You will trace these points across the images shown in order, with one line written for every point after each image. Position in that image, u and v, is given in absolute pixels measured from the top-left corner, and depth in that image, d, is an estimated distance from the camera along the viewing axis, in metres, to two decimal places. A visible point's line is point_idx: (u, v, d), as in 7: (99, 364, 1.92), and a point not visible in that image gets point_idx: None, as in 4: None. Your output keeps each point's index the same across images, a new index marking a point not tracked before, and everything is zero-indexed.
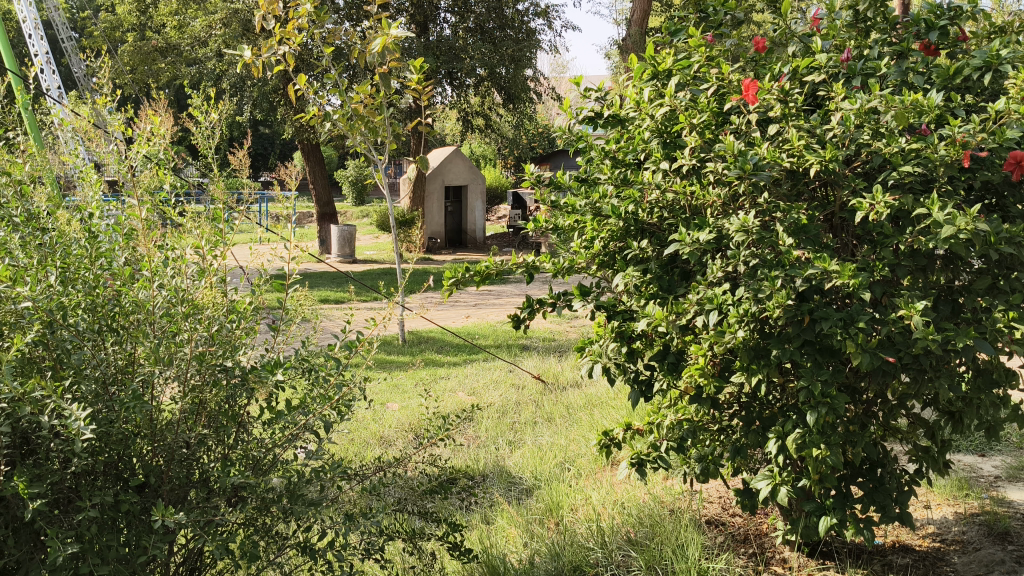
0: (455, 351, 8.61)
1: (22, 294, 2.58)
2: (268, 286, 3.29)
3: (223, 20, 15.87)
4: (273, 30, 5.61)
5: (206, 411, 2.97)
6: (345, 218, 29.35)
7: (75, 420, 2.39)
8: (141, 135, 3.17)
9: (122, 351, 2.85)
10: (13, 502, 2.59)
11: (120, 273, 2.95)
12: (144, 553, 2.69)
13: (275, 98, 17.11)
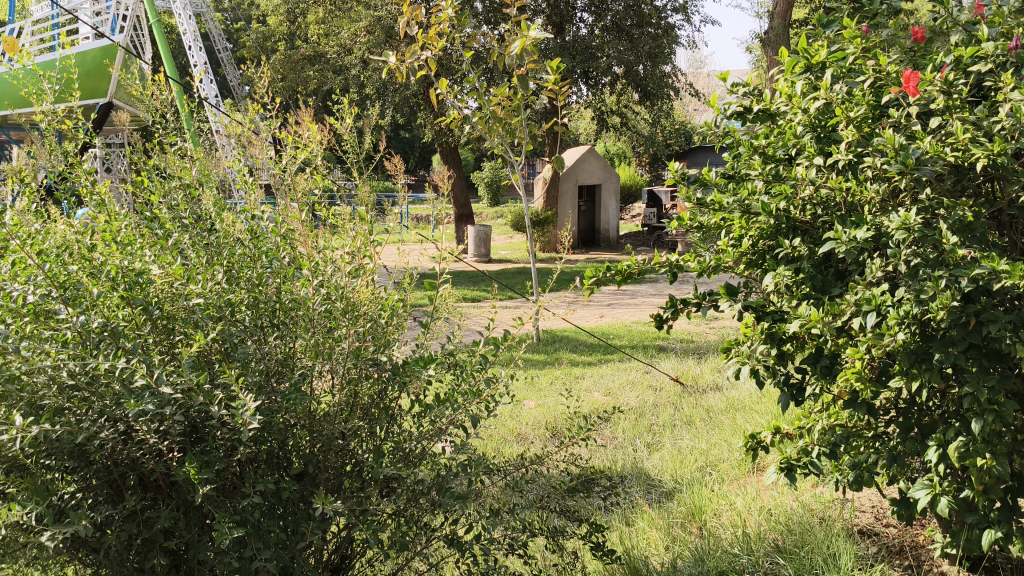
0: (590, 351, 8.61)
1: (195, 291, 2.78)
2: (415, 285, 3.37)
3: (367, 28, 16.45)
4: (416, 34, 5.65)
5: (360, 405, 3.08)
6: (481, 219, 29.83)
7: (244, 410, 2.50)
8: (298, 140, 3.31)
9: (281, 346, 2.99)
10: (185, 487, 2.74)
11: (281, 272, 3.09)
12: (302, 540, 2.81)
13: (415, 102, 17.55)
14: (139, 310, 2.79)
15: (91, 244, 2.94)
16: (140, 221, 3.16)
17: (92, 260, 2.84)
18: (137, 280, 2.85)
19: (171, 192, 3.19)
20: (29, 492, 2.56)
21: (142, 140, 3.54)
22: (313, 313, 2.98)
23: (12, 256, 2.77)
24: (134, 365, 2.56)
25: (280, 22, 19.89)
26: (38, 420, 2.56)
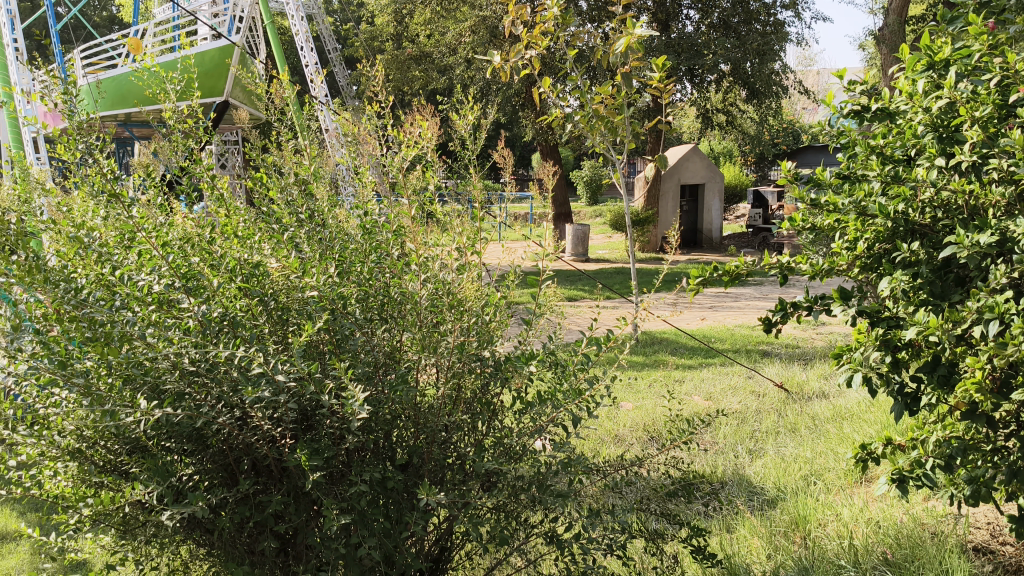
0: (691, 354, 8.51)
1: (310, 284, 2.91)
2: (518, 282, 3.38)
3: (472, 28, 16.70)
4: (521, 34, 5.58)
5: (464, 399, 3.12)
6: (580, 218, 29.79)
7: (354, 400, 2.57)
8: (409, 138, 3.35)
9: (388, 340, 3.05)
10: (296, 473, 2.85)
11: (391, 266, 3.17)
12: (406, 530, 2.87)
13: (518, 101, 17.66)
14: (255, 301, 2.92)
15: (212, 237, 3.08)
16: (258, 215, 3.27)
17: (214, 252, 2.99)
18: (254, 271, 2.97)
19: (288, 189, 3.24)
20: (149, 473, 2.69)
21: (260, 138, 3.67)
22: (420, 308, 3.03)
23: (138, 248, 2.93)
24: (252, 353, 2.67)
25: (387, 23, 20.28)
26: (161, 403, 2.70)
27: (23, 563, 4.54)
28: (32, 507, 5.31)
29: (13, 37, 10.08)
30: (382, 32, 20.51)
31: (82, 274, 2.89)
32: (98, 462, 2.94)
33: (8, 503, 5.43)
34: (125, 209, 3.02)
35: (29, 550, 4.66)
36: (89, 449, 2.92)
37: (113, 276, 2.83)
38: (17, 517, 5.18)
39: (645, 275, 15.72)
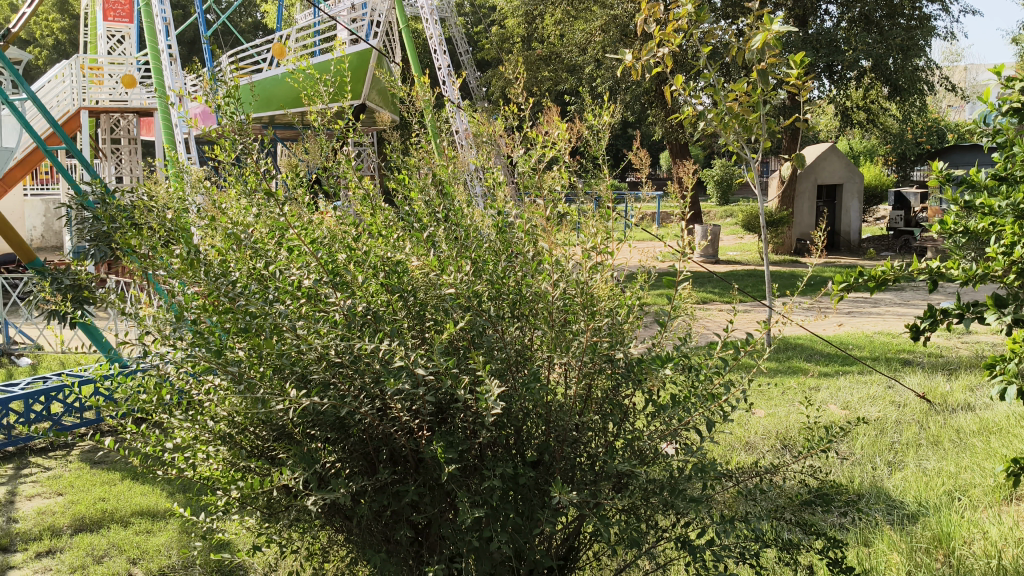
0: (826, 361, 8.23)
1: (448, 282, 2.95)
2: (652, 283, 3.36)
3: (603, 27, 16.65)
4: (653, 32, 5.43)
5: (595, 399, 3.13)
6: (708, 218, 29.21)
7: (489, 395, 2.62)
8: (545, 137, 3.33)
9: (520, 338, 3.09)
10: (432, 464, 2.95)
11: (525, 265, 3.21)
12: (537, 526, 2.92)
13: (648, 99, 17.51)
14: (396, 296, 3.04)
15: (357, 235, 3.21)
16: (399, 215, 3.38)
17: (358, 249, 3.10)
18: (395, 268, 3.10)
19: (427, 188, 3.34)
20: (296, 458, 2.85)
21: (400, 139, 3.80)
22: (553, 307, 3.05)
23: (288, 244, 3.11)
24: (392, 347, 2.78)
25: (518, 24, 20.45)
26: (308, 391, 2.86)
27: (173, 541, 4.81)
28: (182, 488, 5.63)
29: (168, 43, 10.71)
30: (510, 33, 20.68)
31: (237, 269, 3.07)
32: (247, 447, 3.12)
33: (160, 483, 5.76)
34: (276, 208, 3.22)
35: (179, 529, 4.93)
36: (238, 435, 3.09)
37: (265, 270, 3.01)
38: (168, 497, 5.49)
39: (784, 278, 15.29)
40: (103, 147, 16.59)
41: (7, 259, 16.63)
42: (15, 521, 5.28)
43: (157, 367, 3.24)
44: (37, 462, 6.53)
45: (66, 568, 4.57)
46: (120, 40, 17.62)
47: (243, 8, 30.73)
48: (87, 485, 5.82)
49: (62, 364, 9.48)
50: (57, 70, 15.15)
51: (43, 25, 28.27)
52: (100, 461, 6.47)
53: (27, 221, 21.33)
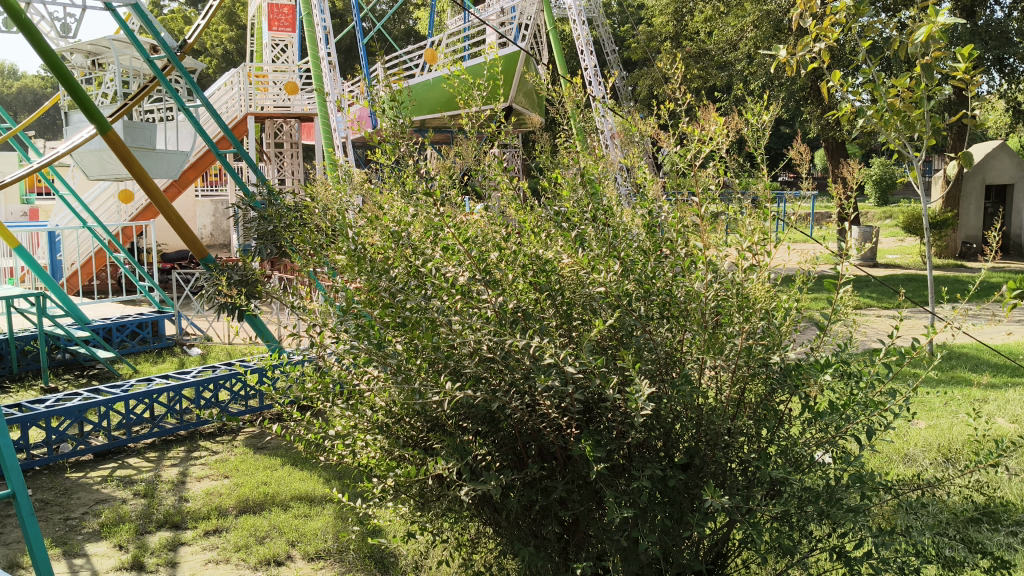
0: (995, 371, 7.75)
1: (597, 280, 2.97)
2: (810, 286, 3.25)
3: (756, 23, 16.26)
4: (809, 27, 5.18)
5: (749, 404, 3.06)
6: (864, 220, 28.00)
7: (639, 394, 2.60)
8: (700, 133, 3.26)
9: (670, 338, 3.05)
10: (579, 462, 3.03)
11: (677, 264, 3.17)
12: (687, 527, 2.92)
13: (803, 96, 16.95)
14: (544, 295, 3.09)
15: (508, 235, 3.26)
16: (548, 214, 3.42)
17: (507, 248, 3.17)
18: (544, 267, 3.14)
19: (576, 189, 3.37)
20: (449, 450, 3.07)
21: (549, 139, 3.83)
22: (705, 307, 2.98)
23: (443, 243, 3.21)
24: (543, 345, 2.81)
25: (666, 22, 20.20)
26: (461, 384, 3.02)
27: (329, 526, 5.02)
28: (338, 476, 5.86)
29: (328, 51, 11.19)
30: (658, 31, 20.42)
31: (393, 266, 3.24)
32: (402, 437, 3.38)
33: (318, 470, 6.02)
34: (433, 208, 3.34)
35: (334, 515, 5.14)
36: (394, 425, 3.38)
37: (422, 267, 3.16)
38: (325, 483, 5.73)
39: (947, 283, 14.49)
40: (267, 151, 17.52)
41: (180, 256, 17.79)
42: (187, 500, 5.65)
43: (322, 356, 3.50)
44: (206, 445, 6.95)
45: (231, 546, 4.85)
46: (284, 49, 18.46)
47: (396, 15, 31.69)
48: (250, 469, 6.16)
49: (229, 354, 10.08)
50: (226, 78, 16.19)
51: (213, 36, 30.10)
52: (263, 446, 6.82)
53: (199, 220, 22.74)
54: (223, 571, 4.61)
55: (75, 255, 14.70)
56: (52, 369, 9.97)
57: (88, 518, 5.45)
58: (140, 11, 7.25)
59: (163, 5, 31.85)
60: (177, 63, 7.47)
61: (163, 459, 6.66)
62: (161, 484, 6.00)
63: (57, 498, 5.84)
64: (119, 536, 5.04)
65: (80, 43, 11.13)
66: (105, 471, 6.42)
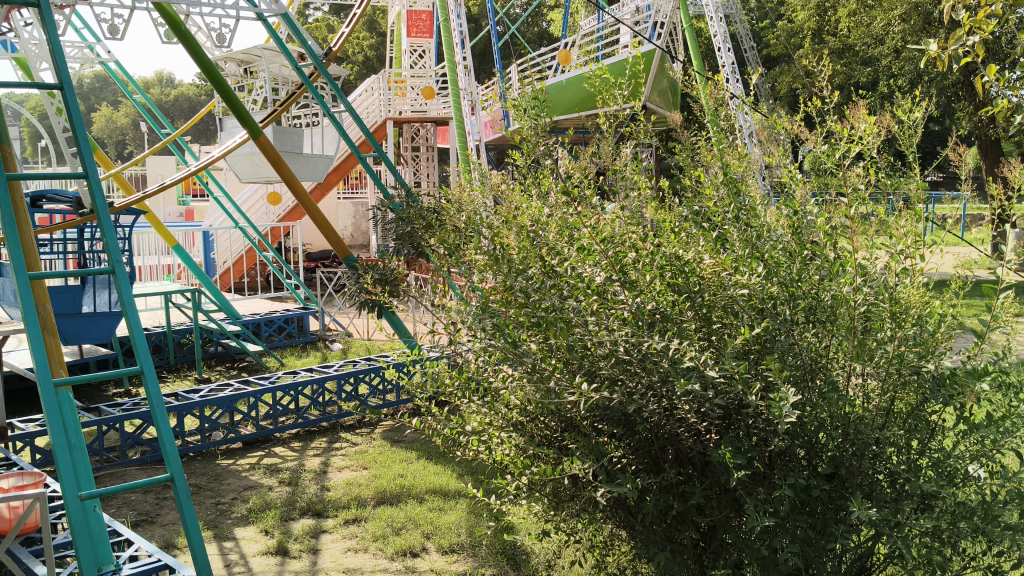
0: None
1: (740, 282, 2.92)
2: (967, 291, 3.09)
3: (903, 16, 15.55)
4: (961, 19, 4.72)
5: (899, 414, 2.95)
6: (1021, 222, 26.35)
7: (783, 401, 2.56)
8: (849, 131, 3.15)
9: (816, 343, 2.96)
10: (717, 468, 3.01)
11: (824, 267, 3.09)
12: (830, 539, 2.85)
13: (955, 91, 16.09)
14: (684, 297, 3.06)
15: (647, 236, 3.26)
16: (687, 215, 3.40)
17: (646, 248, 3.15)
18: (683, 268, 3.10)
19: (717, 190, 3.33)
20: (585, 450, 3.11)
21: (689, 139, 3.79)
22: (854, 312, 2.89)
23: (580, 243, 3.25)
24: (683, 349, 2.80)
25: (809, 17, 19.59)
26: (598, 385, 3.04)
27: (462, 520, 5.12)
28: (471, 471, 5.97)
29: (464, 55, 11.39)
30: (798, 26, 19.85)
31: (531, 268, 3.30)
32: (537, 436, 3.46)
33: (452, 465, 6.14)
34: (570, 209, 3.37)
35: (467, 510, 5.24)
36: (529, 424, 3.46)
37: (559, 267, 3.20)
38: (459, 478, 5.85)
39: None
40: (403, 154, 17.99)
41: (322, 255, 18.52)
42: (328, 489, 5.88)
43: (459, 354, 3.61)
44: (346, 437, 7.22)
45: (369, 536, 5.01)
46: (420, 54, 18.87)
47: (530, 16, 31.90)
48: (388, 462, 6.35)
49: (367, 350, 10.41)
50: (367, 84, 16.79)
51: (355, 43, 31.12)
52: (400, 440, 7.02)
53: (340, 221, 23.55)
54: (362, 559, 4.77)
55: (227, 253, 15.53)
56: (205, 361, 10.55)
57: (237, 503, 5.75)
58: (289, 21, 7.58)
59: (308, 13, 33.13)
60: (323, 70, 7.76)
61: (306, 449, 6.95)
62: (304, 473, 6.26)
63: (209, 483, 6.19)
64: (265, 521, 5.30)
65: (233, 52, 11.75)
66: (253, 459, 6.75)
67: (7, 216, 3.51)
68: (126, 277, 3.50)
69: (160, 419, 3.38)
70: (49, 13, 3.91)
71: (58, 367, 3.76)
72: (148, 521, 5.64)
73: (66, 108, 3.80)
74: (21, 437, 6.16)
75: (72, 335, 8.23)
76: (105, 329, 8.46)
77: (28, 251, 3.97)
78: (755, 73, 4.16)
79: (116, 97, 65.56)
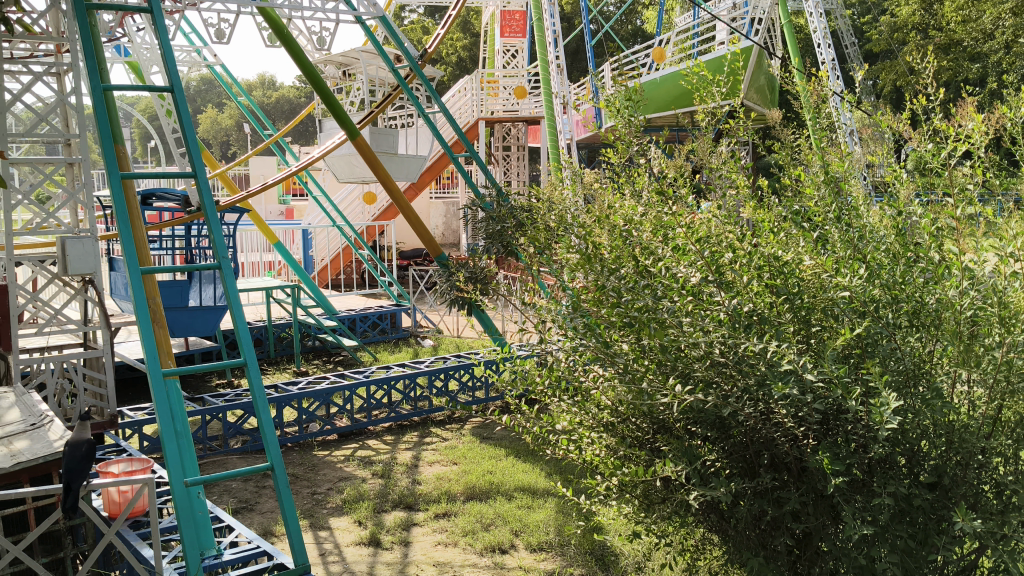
0: None
1: (842, 285, 2.86)
2: None
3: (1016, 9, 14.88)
4: None
5: (1007, 423, 2.84)
6: None
7: (884, 407, 2.49)
8: (954, 127, 3.04)
9: (919, 348, 2.88)
10: (815, 474, 2.96)
11: (929, 270, 2.99)
12: (932, 550, 2.77)
13: None
14: (782, 298, 3.00)
15: (744, 235, 3.21)
16: (786, 215, 3.35)
17: (745, 248, 3.12)
18: (781, 269, 3.05)
19: (819, 189, 3.27)
20: (678, 452, 3.10)
21: (787, 137, 3.72)
22: (960, 315, 2.79)
23: (674, 242, 3.24)
24: (782, 352, 2.76)
25: (913, 12, 18.92)
26: (692, 388, 3.02)
27: (551, 519, 5.14)
28: (560, 470, 5.98)
29: (557, 53, 11.42)
30: (903, 22, 19.25)
31: (626, 268, 3.30)
32: (628, 437, 3.46)
33: (540, 463, 6.17)
34: (664, 208, 3.36)
35: (556, 509, 5.25)
36: (620, 424, 3.46)
37: (653, 267, 3.20)
38: (548, 477, 5.86)
39: None
40: (495, 153, 18.11)
41: (415, 252, 18.81)
42: (419, 483, 5.99)
43: (550, 353, 3.64)
44: (436, 432, 7.32)
45: (459, 531, 5.08)
46: (514, 54, 19.02)
47: (623, 15, 31.75)
48: (477, 458, 6.42)
49: (458, 347, 10.54)
50: (460, 84, 16.97)
51: (449, 44, 31.53)
52: (489, 436, 7.09)
53: (431, 220, 23.88)
54: (452, 553, 4.84)
55: (324, 251, 15.96)
56: (303, 355, 10.84)
57: (332, 493, 5.90)
58: (386, 24, 7.73)
59: (404, 15, 33.69)
60: (419, 71, 7.88)
61: (398, 443, 7.07)
62: (396, 466, 6.38)
63: (305, 473, 6.36)
64: (359, 512, 5.42)
65: (332, 54, 12.04)
66: (348, 451, 6.91)
67: (120, 213, 3.67)
68: (231, 272, 3.63)
69: (261, 410, 3.50)
70: (161, 18, 4.05)
71: (166, 358, 3.93)
72: (248, 508, 5.83)
73: (176, 109, 3.94)
74: (130, 424, 6.44)
75: (179, 328, 8.57)
76: (210, 323, 8.78)
77: (140, 248, 4.14)
78: (856, 68, 4.06)
79: (219, 99, 67.88)
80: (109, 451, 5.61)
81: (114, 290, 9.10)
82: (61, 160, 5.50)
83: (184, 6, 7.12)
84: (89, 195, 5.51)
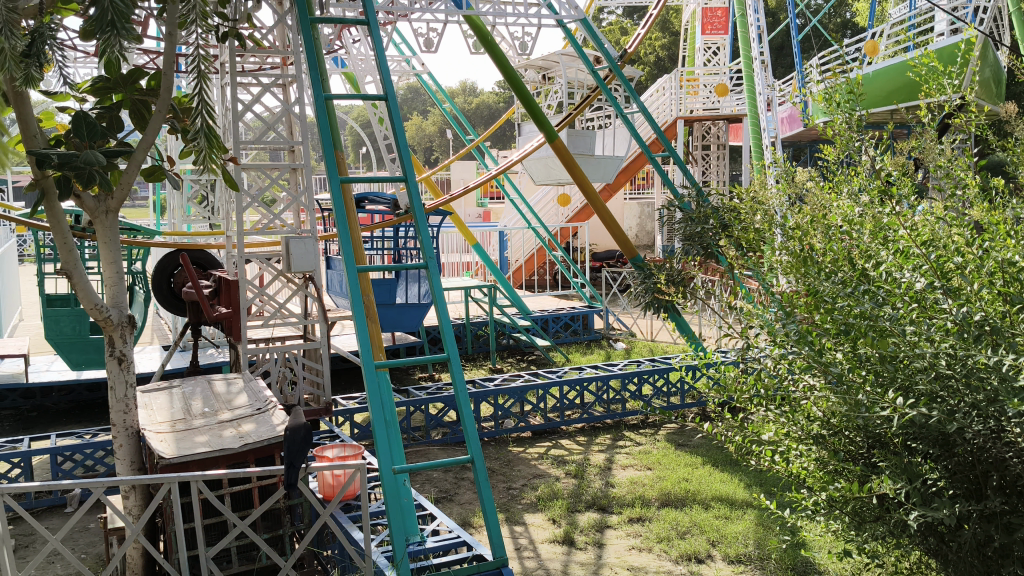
0: None
1: None
2: None
3: None
4: None
5: None
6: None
7: None
8: None
9: None
10: None
11: None
12: None
13: None
14: (1016, 308, 2.75)
15: (974, 237, 2.98)
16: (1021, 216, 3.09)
17: (974, 252, 2.90)
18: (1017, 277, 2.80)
19: None
20: (896, 468, 2.93)
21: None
22: None
23: (897, 246, 3.06)
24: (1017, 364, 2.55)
25: None
26: (913, 401, 2.84)
27: (749, 531, 4.97)
28: (760, 482, 5.78)
29: (761, 49, 11.06)
30: None
31: (841, 272, 3.15)
32: (838, 450, 3.30)
33: (739, 473, 6.00)
34: (884, 209, 3.19)
35: (755, 522, 5.09)
36: (830, 437, 3.29)
37: (872, 272, 3.03)
38: (746, 488, 5.69)
39: None
40: (694, 153, 17.79)
41: (609, 255, 18.89)
42: (613, 485, 5.98)
43: (755, 359, 3.54)
44: (630, 435, 7.30)
45: (654, 537, 5.03)
46: (715, 51, 18.58)
47: (833, 7, 30.25)
48: (672, 464, 6.34)
49: (653, 351, 10.44)
50: (659, 85, 16.79)
51: (648, 44, 31.30)
52: (685, 443, 6.96)
53: (626, 221, 23.84)
54: (646, 559, 4.80)
55: (520, 252, 16.33)
56: (499, 353, 11.11)
57: (527, 489, 6.01)
58: (587, 26, 7.77)
59: (603, 17, 33.81)
60: (619, 72, 7.85)
61: (591, 444, 7.10)
62: (590, 468, 6.41)
63: (501, 468, 6.52)
64: (553, 511, 5.49)
65: (532, 59, 12.27)
66: (542, 449, 7.01)
67: (340, 213, 3.89)
68: (438, 271, 3.76)
69: (464, 403, 3.61)
70: (376, 29, 4.25)
71: (379, 351, 4.14)
72: (448, 499, 6.04)
73: (390, 116, 4.13)
74: (343, 412, 6.85)
75: (387, 323, 9.03)
76: (414, 319, 9.17)
77: (356, 248, 4.39)
78: None
79: (423, 105, 70.75)
80: (324, 437, 5.99)
81: (330, 287, 9.69)
82: (285, 165, 5.92)
83: (396, 18, 7.50)
84: (310, 197, 5.89)
